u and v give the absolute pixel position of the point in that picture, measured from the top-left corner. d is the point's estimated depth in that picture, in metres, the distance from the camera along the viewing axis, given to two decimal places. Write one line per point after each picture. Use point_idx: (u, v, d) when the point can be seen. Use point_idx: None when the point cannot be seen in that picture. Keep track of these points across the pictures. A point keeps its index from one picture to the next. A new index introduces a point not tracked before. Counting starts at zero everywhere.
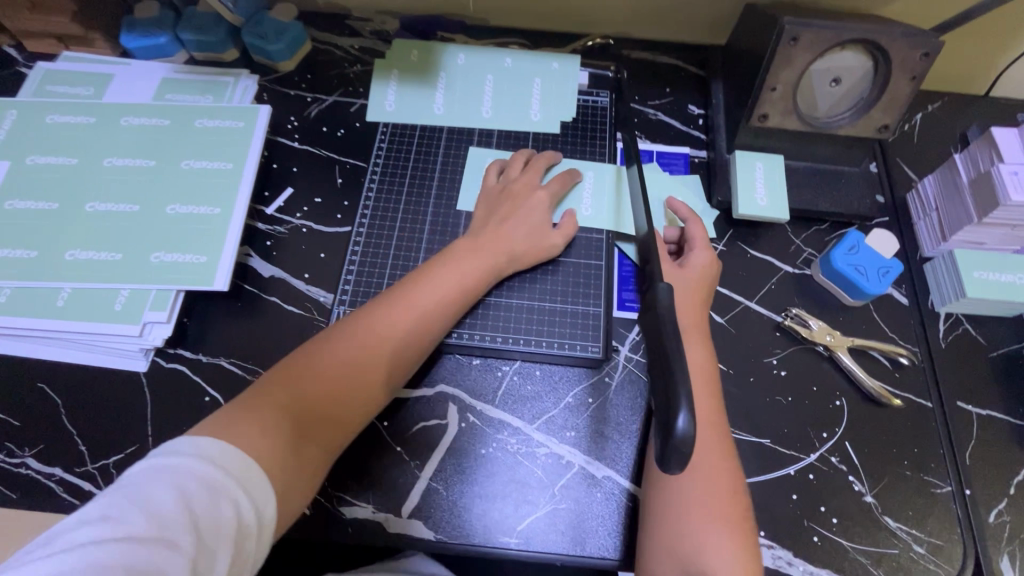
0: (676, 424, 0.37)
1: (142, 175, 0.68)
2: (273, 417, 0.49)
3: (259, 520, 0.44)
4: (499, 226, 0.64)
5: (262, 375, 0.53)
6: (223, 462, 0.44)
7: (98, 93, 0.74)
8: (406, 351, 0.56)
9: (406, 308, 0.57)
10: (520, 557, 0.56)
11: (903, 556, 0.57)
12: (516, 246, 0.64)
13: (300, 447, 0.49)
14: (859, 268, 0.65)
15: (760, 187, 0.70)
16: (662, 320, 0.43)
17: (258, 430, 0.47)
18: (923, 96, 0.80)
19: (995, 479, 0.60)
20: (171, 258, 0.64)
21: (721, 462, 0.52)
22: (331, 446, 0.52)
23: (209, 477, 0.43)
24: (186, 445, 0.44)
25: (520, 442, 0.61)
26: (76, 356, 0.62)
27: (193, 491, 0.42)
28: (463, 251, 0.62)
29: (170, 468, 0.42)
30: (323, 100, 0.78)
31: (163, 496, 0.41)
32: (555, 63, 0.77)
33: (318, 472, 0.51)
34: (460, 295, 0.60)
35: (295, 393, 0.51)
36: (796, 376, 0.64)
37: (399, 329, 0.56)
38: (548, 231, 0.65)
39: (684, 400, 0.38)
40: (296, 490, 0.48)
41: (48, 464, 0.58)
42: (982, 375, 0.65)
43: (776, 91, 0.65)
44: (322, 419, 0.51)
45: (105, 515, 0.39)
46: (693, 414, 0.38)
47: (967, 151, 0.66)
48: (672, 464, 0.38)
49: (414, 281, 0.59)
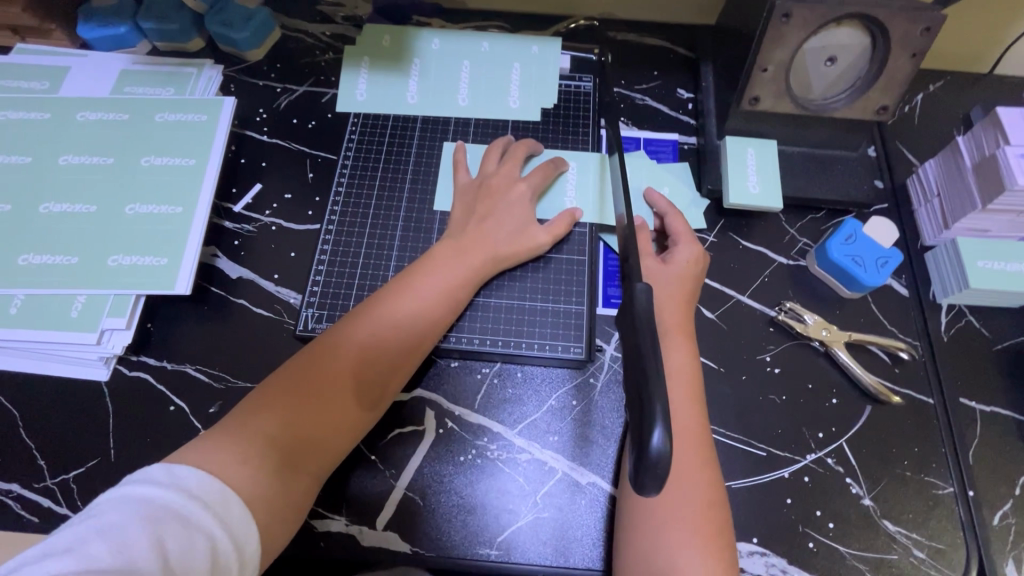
0: (650, 444, 0.35)
1: (100, 173, 0.65)
2: (256, 448, 0.45)
3: (238, 558, 0.40)
4: (481, 224, 0.61)
5: (241, 402, 0.49)
6: (201, 494, 0.41)
7: (53, 87, 0.70)
8: (392, 367, 0.53)
9: (390, 322, 0.54)
10: (500, 569, 0.53)
11: (903, 562, 0.54)
12: (502, 248, 0.60)
13: (287, 478, 0.46)
14: (856, 259, 0.62)
15: (751, 175, 0.66)
16: (639, 328, 0.41)
17: (241, 463, 0.44)
18: (924, 74, 0.77)
19: (1000, 479, 0.57)
20: (130, 260, 0.61)
21: (700, 472, 0.50)
22: (317, 472, 0.49)
23: (186, 509, 0.39)
24: (162, 472, 0.41)
25: (501, 448, 0.58)
26: (33, 366, 0.59)
27: (168, 522, 0.38)
28: (446, 255, 0.58)
29: (144, 497, 0.39)
30: (293, 91, 0.74)
31: (135, 527, 0.37)
32: (535, 46, 0.73)
33: (305, 501, 0.48)
34: (450, 305, 0.57)
35: (276, 419, 0.47)
36: (790, 373, 0.61)
37: (384, 344, 0.53)
38: (532, 228, 0.62)
39: (660, 418, 0.36)
40: (282, 523, 0.45)
41: (5, 480, 0.56)
42: (986, 369, 0.62)
43: (768, 72, 0.61)
44: (309, 446, 0.48)
45: (71, 548, 0.36)
46: (670, 432, 0.36)
47: (971, 133, 0.62)
48: (647, 486, 0.36)
49: (396, 290, 0.56)
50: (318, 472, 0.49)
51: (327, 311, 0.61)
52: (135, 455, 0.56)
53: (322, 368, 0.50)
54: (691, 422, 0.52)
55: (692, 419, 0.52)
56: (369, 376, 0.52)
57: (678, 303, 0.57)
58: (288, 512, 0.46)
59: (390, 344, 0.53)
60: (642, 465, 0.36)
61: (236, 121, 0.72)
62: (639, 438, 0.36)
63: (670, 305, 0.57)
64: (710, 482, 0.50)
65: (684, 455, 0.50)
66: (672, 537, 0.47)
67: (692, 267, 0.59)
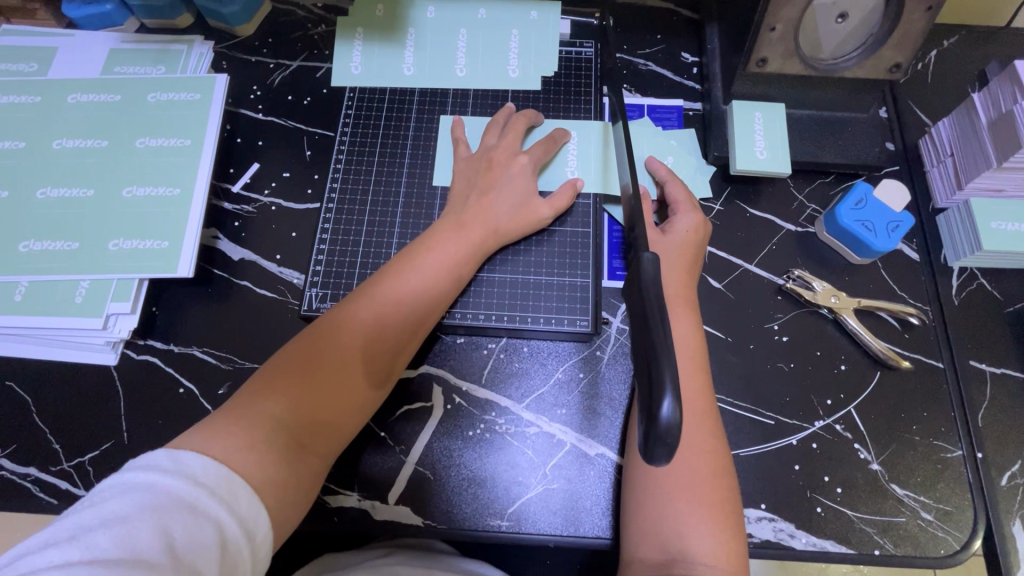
0: (661, 414, 0.35)
1: (95, 156, 0.64)
2: (262, 431, 0.45)
3: (248, 545, 0.40)
4: (482, 199, 0.59)
5: (245, 385, 0.49)
6: (208, 482, 0.40)
7: (41, 69, 0.68)
8: (395, 346, 0.53)
9: (394, 300, 0.53)
10: (511, 538, 0.54)
11: (910, 524, 0.54)
12: (504, 222, 0.59)
13: (294, 460, 0.46)
14: (867, 223, 0.60)
15: (759, 139, 0.64)
16: (646, 296, 0.40)
17: (246, 446, 0.44)
18: (938, 30, 0.74)
19: (1008, 440, 0.57)
20: (131, 244, 0.60)
21: (705, 440, 0.50)
22: (324, 453, 0.49)
23: (193, 497, 0.39)
24: (167, 458, 0.40)
25: (508, 422, 0.58)
26: (43, 352, 0.59)
27: (174, 510, 0.38)
28: (447, 231, 0.58)
29: (148, 486, 0.39)
30: (287, 66, 0.72)
31: (140, 516, 0.37)
32: (533, 11, 0.70)
33: (315, 481, 0.48)
34: (450, 282, 0.56)
35: (284, 400, 0.48)
36: (798, 341, 0.60)
37: (387, 323, 0.52)
38: (534, 200, 0.61)
39: (669, 387, 0.36)
40: (294, 504, 0.46)
41: (22, 464, 0.56)
42: (997, 332, 0.61)
43: (775, 31, 0.58)
44: (314, 428, 0.48)
45: (75, 537, 0.35)
46: (680, 400, 0.36)
47: (987, 91, 0.60)
48: (657, 456, 0.36)
49: (397, 269, 0.55)
50: (327, 453, 0.50)
51: (330, 290, 0.61)
52: (148, 437, 0.57)
53: (325, 349, 0.50)
54: (696, 391, 0.52)
55: (696, 387, 0.52)
56: (375, 356, 0.52)
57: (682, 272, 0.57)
58: (299, 493, 0.46)
59: (395, 324, 0.53)
60: (651, 434, 0.36)
61: (230, 99, 0.71)
62: (648, 407, 0.36)
63: (673, 275, 0.56)
64: (715, 450, 0.50)
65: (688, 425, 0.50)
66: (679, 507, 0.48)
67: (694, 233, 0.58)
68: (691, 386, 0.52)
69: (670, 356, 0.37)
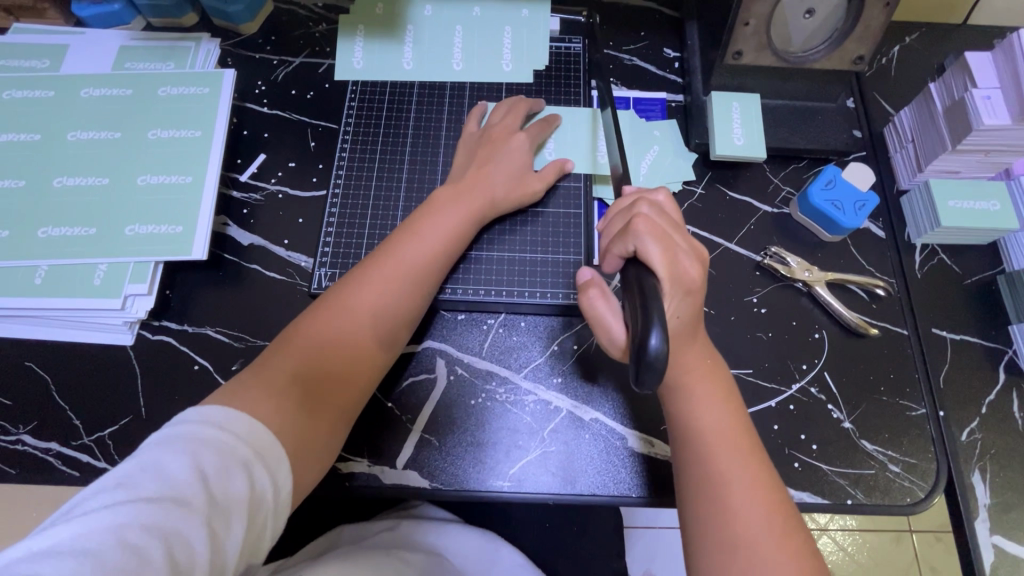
0: (650, 345, 0.42)
1: (110, 147, 0.67)
2: (285, 386, 0.49)
3: (273, 490, 0.44)
4: (478, 170, 0.64)
5: (267, 348, 0.53)
6: (234, 430, 0.43)
7: (54, 65, 0.71)
8: (403, 307, 0.56)
9: (401, 264, 0.57)
10: (513, 498, 0.58)
11: (880, 476, 0.59)
12: (499, 193, 0.63)
13: (315, 411, 0.50)
14: (835, 203, 0.65)
15: (736, 127, 0.69)
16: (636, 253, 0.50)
17: (268, 397, 0.47)
18: (900, 27, 0.79)
19: (967, 399, 0.63)
20: (146, 229, 0.63)
21: (732, 434, 0.50)
22: (345, 406, 0.53)
23: (224, 446, 0.42)
24: (198, 414, 0.43)
25: (508, 391, 0.62)
26: (62, 334, 0.62)
27: (206, 458, 0.41)
28: (446, 199, 0.62)
29: (184, 438, 0.41)
30: (290, 62, 0.76)
31: (177, 462, 0.40)
32: (524, 10, 0.74)
33: (338, 432, 0.52)
34: (450, 247, 0.60)
35: (301, 355, 0.51)
36: (775, 312, 0.65)
37: (395, 286, 0.56)
38: (526, 176, 0.65)
39: (656, 323, 0.43)
40: (310, 452, 0.49)
41: (44, 439, 0.59)
42: (955, 301, 0.66)
43: (749, 27, 0.63)
44: (332, 383, 0.52)
45: (122, 482, 0.39)
46: (666, 335, 0.43)
47: (941, 80, 0.66)
48: (645, 380, 0.43)
49: (402, 238, 0.59)
50: (346, 407, 0.53)
51: (338, 270, 0.64)
52: (165, 411, 0.60)
53: (338, 311, 0.54)
54: (703, 372, 0.53)
55: (702, 370, 0.53)
56: (384, 317, 0.55)
57: (656, 212, 0.53)
58: (323, 443, 0.50)
59: (399, 287, 0.56)
60: (642, 363, 0.42)
61: (236, 93, 0.74)
62: (638, 344, 0.43)
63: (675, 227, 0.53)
64: (745, 444, 0.50)
65: (713, 436, 0.50)
66: (750, 520, 0.46)
67: (650, 190, 0.56)
68: (697, 369, 0.53)
69: (657, 303, 0.45)
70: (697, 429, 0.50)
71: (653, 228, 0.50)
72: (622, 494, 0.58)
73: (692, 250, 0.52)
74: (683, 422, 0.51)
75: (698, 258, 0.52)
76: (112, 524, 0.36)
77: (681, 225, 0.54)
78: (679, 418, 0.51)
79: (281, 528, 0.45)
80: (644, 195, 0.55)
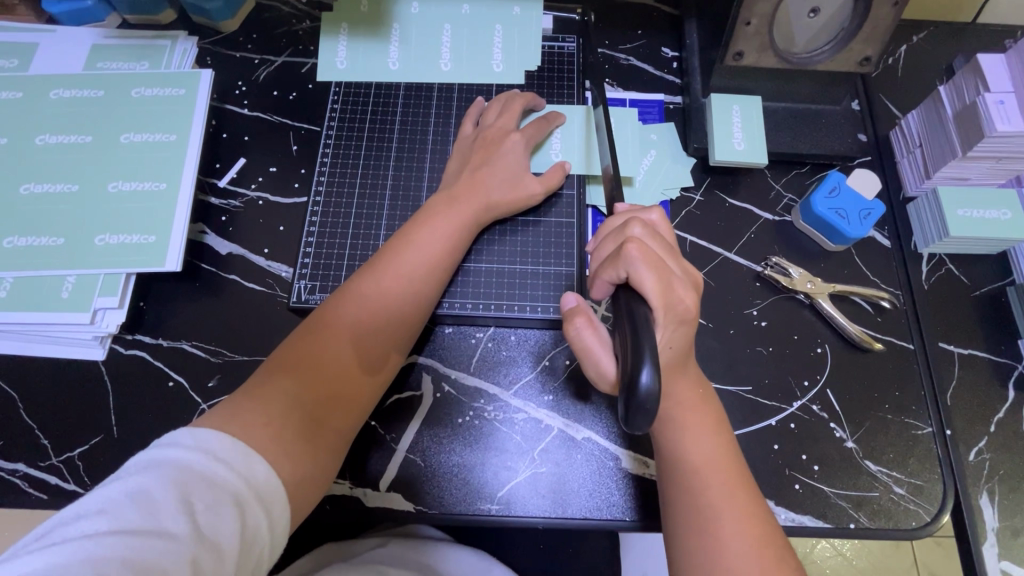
0: (640, 383, 0.40)
1: (81, 152, 0.64)
2: (280, 408, 0.46)
3: (266, 519, 0.40)
4: (474, 175, 0.61)
5: (259, 368, 0.50)
6: (225, 456, 0.40)
7: (23, 65, 0.67)
8: (402, 317, 0.54)
9: (399, 274, 0.54)
10: (501, 522, 0.55)
11: (884, 498, 0.57)
12: (496, 198, 0.60)
13: (313, 432, 0.47)
14: (840, 211, 0.62)
15: (736, 131, 0.66)
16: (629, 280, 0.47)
17: (262, 421, 0.44)
18: (908, 25, 0.76)
19: (975, 417, 0.60)
20: (117, 239, 0.61)
21: (723, 471, 0.47)
22: (345, 424, 0.50)
23: (213, 472, 0.39)
24: (188, 436, 0.40)
25: (497, 409, 0.59)
26: (29, 348, 0.59)
27: (195, 485, 0.38)
28: (441, 205, 0.59)
29: (172, 462, 0.39)
30: (272, 61, 0.72)
31: (163, 489, 0.37)
32: (516, 7, 0.71)
33: (337, 452, 0.49)
34: (449, 254, 0.57)
35: (296, 376, 0.48)
36: (777, 326, 0.62)
37: (392, 296, 0.53)
38: (526, 178, 0.62)
39: (648, 357, 0.40)
40: (312, 477, 0.46)
41: (9, 460, 0.56)
42: (963, 314, 0.64)
43: (751, 26, 0.60)
44: (330, 401, 0.49)
45: (103, 509, 0.36)
46: (658, 371, 0.40)
47: (952, 82, 0.63)
48: (637, 420, 0.40)
49: (396, 248, 0.56)
50: (346, 425, 0.50)
51: (319, 281, 0.61)
52: (137, 430, 0.57)
53: (333, 326, 0.51)
54: (693, 402, 0.50)
55: (692, 401, 0.50)
56: (382, 330, 0.53)
57: (650, 233, 0.50)
58: (322, 464, 0.47)
59: (396, 299, 0.54)
60: (632, 402, 0.40)
61: (215, 94, 0.71)
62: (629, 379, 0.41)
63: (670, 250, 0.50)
64: (736, 481, 0.47)
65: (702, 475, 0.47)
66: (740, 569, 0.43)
67: (642, 209, 0.54)
68: (687, 399, 0.50)
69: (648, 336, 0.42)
70: (688, 468, 0.47)
71: (647, 253, 0.47)
72: (614, 517, 0.56)
73: (686, 276, 0.49)
74: (673, 459, 0.48)
75: (693, 284, 0.50)
76: (90, 556, 0.33)
77: (675, 248, 0.51)
78: (669, 455, 0.49)
79: (273, 560, 0.42)
80: (636, 215, 0.53)
